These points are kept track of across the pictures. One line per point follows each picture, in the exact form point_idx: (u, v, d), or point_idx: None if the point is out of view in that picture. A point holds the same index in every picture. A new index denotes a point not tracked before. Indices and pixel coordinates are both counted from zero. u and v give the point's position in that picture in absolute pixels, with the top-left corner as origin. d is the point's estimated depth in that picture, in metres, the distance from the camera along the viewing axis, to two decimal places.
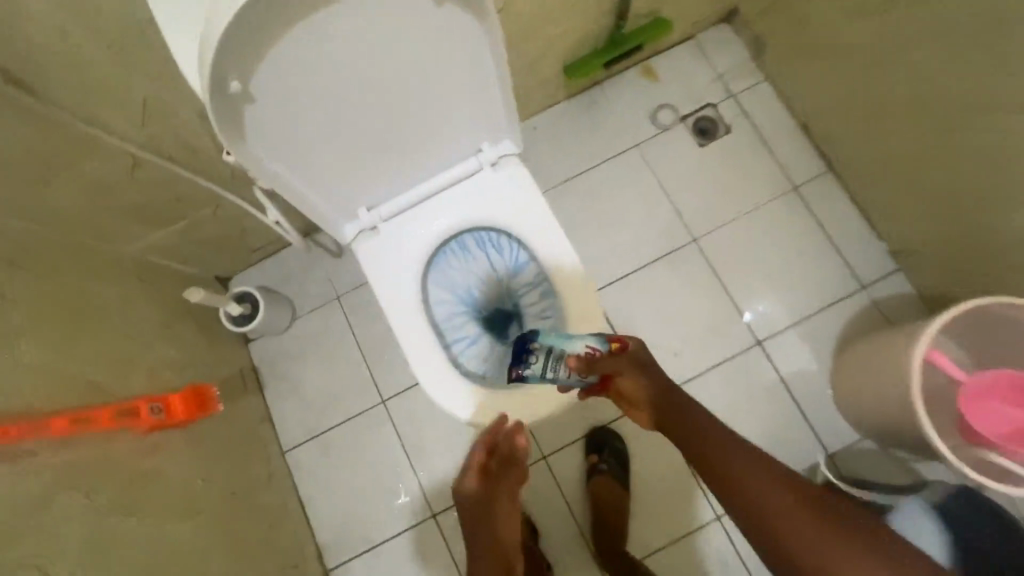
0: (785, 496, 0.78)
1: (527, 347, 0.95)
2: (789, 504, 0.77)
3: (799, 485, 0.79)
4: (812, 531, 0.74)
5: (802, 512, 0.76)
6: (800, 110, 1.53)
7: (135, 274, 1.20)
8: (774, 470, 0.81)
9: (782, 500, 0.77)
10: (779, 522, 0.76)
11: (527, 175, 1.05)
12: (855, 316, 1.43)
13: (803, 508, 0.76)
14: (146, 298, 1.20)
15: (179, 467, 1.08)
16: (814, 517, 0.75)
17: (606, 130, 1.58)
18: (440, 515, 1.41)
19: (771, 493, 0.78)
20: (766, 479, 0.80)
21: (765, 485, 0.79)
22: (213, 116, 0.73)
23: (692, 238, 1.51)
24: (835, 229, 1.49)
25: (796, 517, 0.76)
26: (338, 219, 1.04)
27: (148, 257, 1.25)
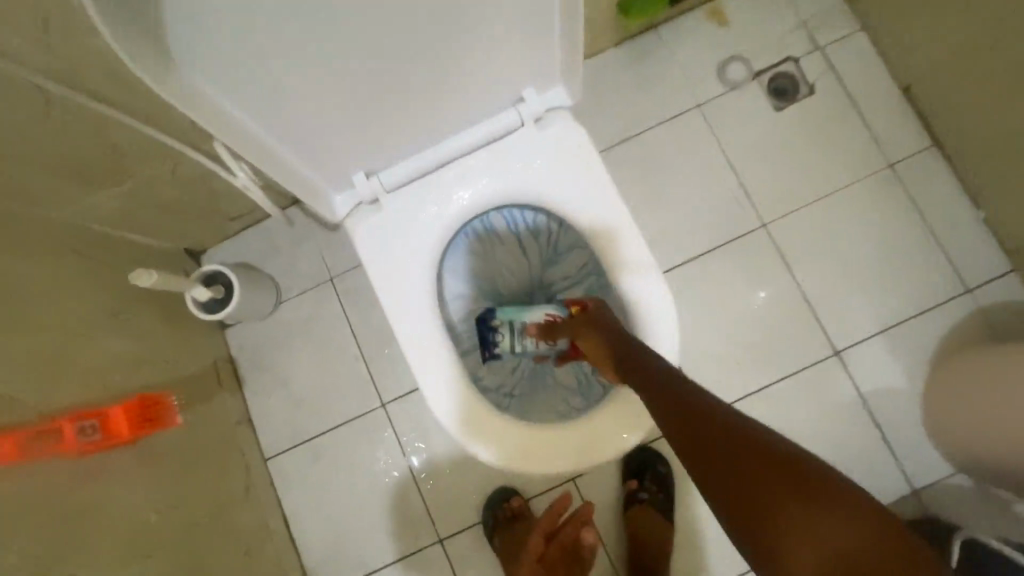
0: (760, 488, 0.54)
1: (489, 324, 0.86)
2: (766, 499, 0.53)
3: (790, 468, 0.54)
4: (797, 544, 0.51)
5: (785, 512, 0.52)
6: (903, 68, 1.24)
7: (69, 248, 0.94)
8: (756, 447, 0.56)
9: (758, 493, 0.54)
10: (753, 522, 0.53)
11: (585, 137, 0.77)
12: (955, 325, 1.18)
13: (787, 506, 0.52)
14: (86, 280, 0.95)
15: (119, 498, 0.85)
16: (801, 524, 0.51)
17: (662, 86, 1.30)
18: (447, 540, 1.20)
19: (745, 480, 0.55)
20: (735, 463, 0.56)
21: (737, 471, 0.56)
22: (108, 16, 0.45)
23: (762, 223, 1.25)
24: (937, 218, 1.22)
25: (777, 519, 0.52)
26: (325, 186, 0.77)
27: (90, 226, 0.99)
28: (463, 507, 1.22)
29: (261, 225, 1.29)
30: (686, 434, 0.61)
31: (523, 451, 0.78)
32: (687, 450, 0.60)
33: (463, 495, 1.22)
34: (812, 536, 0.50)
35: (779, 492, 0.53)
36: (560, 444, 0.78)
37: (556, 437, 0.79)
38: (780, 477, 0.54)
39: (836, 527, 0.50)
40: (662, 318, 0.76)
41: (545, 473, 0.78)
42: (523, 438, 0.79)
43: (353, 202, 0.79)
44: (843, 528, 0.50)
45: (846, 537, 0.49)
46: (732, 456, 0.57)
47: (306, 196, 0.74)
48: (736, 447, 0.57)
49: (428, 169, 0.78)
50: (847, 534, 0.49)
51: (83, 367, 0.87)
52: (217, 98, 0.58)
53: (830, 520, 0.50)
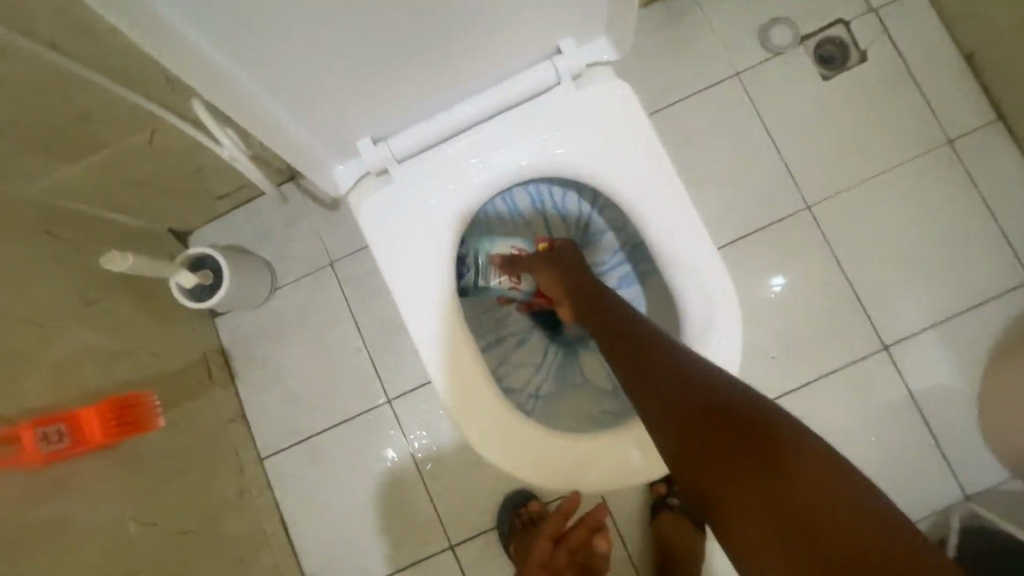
0: (704, 428, 0.51)
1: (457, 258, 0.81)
2: (708, 438, 0.50)
3: (735, 408, 0.51)
4: (737, 482, 0.47)
5: (726, 449, 0.49)
6: (967, 32, 1.11)
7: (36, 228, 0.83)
8: (706, 389, 0.54)
9: (702, 432, 0.51)
10: (695, 462, 0.50)
11: (632, 96, 0.65)
12: (1017, 318, 1.08)
13: (728, 444, 0.49)
14: (53, 265, 0.83)
15: (93, 512, 0.75)
16: (741, 460, 0.48)
17: (697, 52, 1.17)
18: (458, 547, 1.11)
19: (689, 422, 0.52)
20: (682, 405, 0.53)
21: (682, 413, 0.53)
22: None
23: (806, 205, 1.13)
24: (1000, 200, 1.11)
25: (718, 457, 0.49)
26: (325, 154, 0.65)
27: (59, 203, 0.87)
28: (475, 512, 1.12)
29: (254, 204, 1.18)
30: (634, 376, 0.58)
31: (551, 463, 0.67)
32: (634, 392, 0.58)
33: (475, 499, 1.12)
34: (749, 472, 0.47)
35: (721, 431, 0.50)
36: (579, 456, 0.68)
37: (591, 446, 0.68)
38: (724, 417, 0.51)
39: (776, 461, 0.47)
40: (715, 306, 0.65)
41: (578, 488, 0.68)
42: (552, 448, 0.68)
43: (359, 172, 0.68)
44: (783, 464, 0.46)
45: (784, 472, 0.46)
46: (678, 398, 0.54)
47: (303, 164, 0.62)
48: (683, 388, 0.54)
49: (447, 134, 0.67)
50: (785, 469, 0.46)
51: (50, 363, 0.76)
52: (190, 36, 0.46)
53: (769, 455, 0.47)
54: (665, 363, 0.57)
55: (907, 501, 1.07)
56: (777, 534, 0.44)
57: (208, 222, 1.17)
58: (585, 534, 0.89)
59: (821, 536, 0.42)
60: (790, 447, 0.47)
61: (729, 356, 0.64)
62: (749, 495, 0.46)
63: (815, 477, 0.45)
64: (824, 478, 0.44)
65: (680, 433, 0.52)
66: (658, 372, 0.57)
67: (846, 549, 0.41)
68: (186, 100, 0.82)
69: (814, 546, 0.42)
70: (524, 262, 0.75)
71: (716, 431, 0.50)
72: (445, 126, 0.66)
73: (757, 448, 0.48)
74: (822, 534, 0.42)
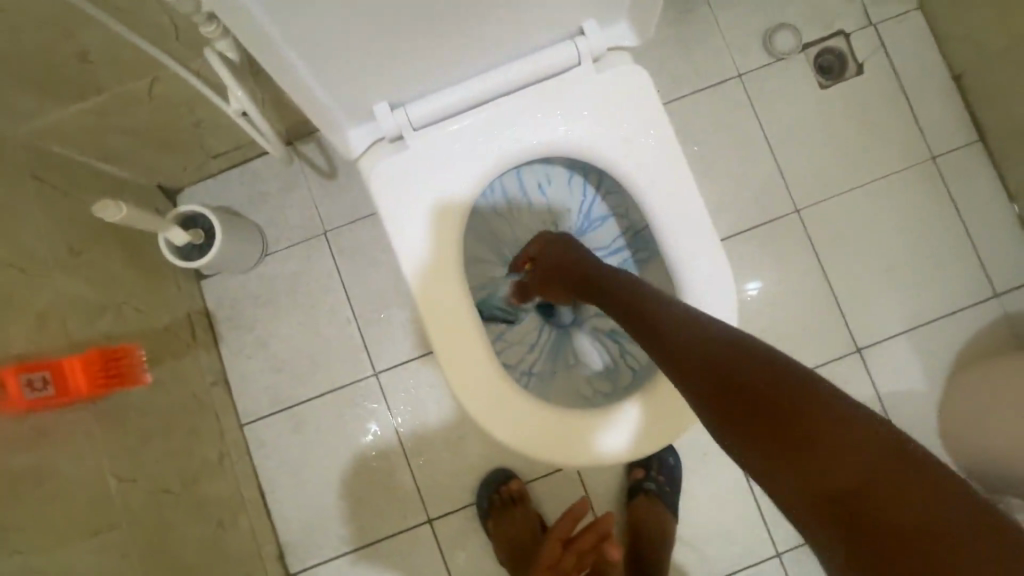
0: (734, 402, 0.48)
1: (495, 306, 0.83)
2: (740, 414, 0.47)
3: (769, 380, 0.47)
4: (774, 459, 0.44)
5: (760, 426, 0.46)
6: (958, 54, 1.16)
7: (24, 171, 0.79)
8: (745, 359, 0.49)
9: (732, 409, 0.48)
10: (734, 441, 0.48)
11: (647, 81, 0.67)
12: (980, 329, 1.14)
13: (763, 421, 0.46)
14: (41, 210, 0.80)
15: (73, 465, 0.74)
16: (776, 437, 0.44)
17: (705, 50, 1.19)
18: (437, 520, 1.13)
19: (720, 398, 0.49)
20: (712, 379, 0.50)
21: (711, 391, 0.50)
22: None
23: (796, 208, 1.17)
24: (974, 218, 1.16)
25: (750, 433, 0.46)
26: (341, 117, 0.65)
27: (49, 146, 0.84)
28: (455, 487, 1.13)
29: (250, 166, 1.15)
30: (662, 355, 0.55)
31: (549, 436, 0.69)
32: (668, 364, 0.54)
33: (456, 475, 1.13)
34: (785, 448, 0.44)
35: (755, 405, 0.47)
36: (574, 429, 0.70)
37: (594, 419, 0.70)
38: (761, 391, 0.47)
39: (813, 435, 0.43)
40: (718, 291, 0.67)
41: (576, 462, 0.69)
42: (552, 421, 0.69)
43: (374, 138, 0.68)
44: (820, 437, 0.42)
45: (821, 448, 0.42)
46: (706, 374, 0.51)
47: (320, 124, 0.62)
48: (711, 364, 0.51)
49: (467, 105, 0.67)
50: (823, 443, 0.42)
51: (34, 311, 0.73)
52: None
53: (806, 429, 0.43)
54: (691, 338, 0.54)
55: None
56: (816, 512, 0.41)
57: (200, 181, 1.14)
58: (595, 542, 0.89)
59: (863, 515, 0.38)
60: (828, 418, 0.43)
61: None
62: (792, 467, 0.43)
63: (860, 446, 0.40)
64: (867, 453, 0.40)
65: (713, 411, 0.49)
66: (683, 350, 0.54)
67: (887, 528, 0.37)
68: (192, 51, 0.79)
69: (854, 527, 0.38)
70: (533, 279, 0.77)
71: (749, 407, 0.47)
72: (465, 97, 0.66)
73: (794, 423, 0.44)
74: (861, 512, 0.38)
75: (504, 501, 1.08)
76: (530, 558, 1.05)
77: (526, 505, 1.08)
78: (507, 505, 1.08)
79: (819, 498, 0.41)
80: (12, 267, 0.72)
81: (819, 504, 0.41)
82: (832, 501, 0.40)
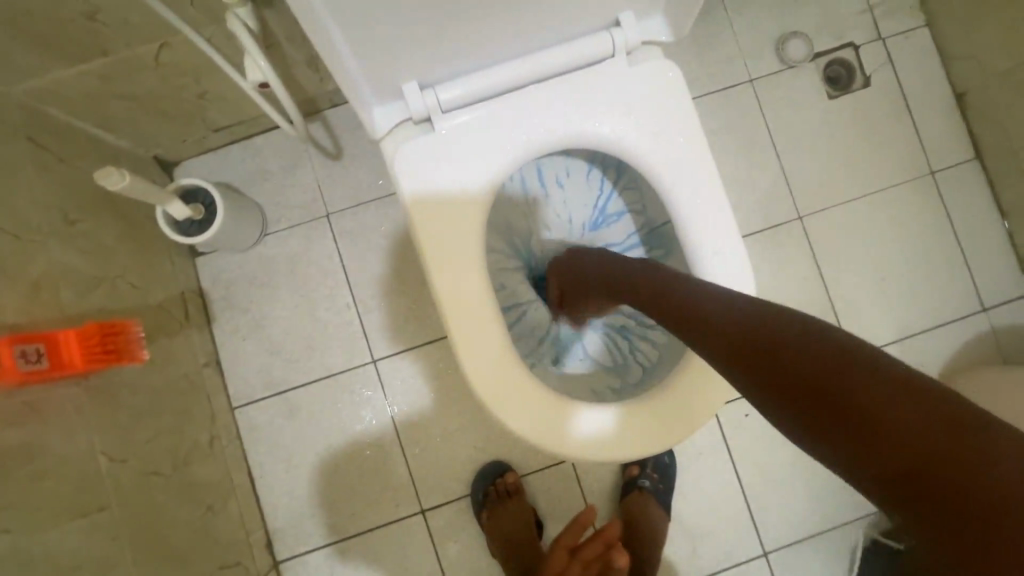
0: (785, 385, 0.46)
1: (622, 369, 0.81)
2: (796, 397, 0.45)
3: (820, 360, 0.44)
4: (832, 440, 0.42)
5: (818, 408, 0.43)
6: (961, 72, 1.19)
7: (18, 132, 0.75)
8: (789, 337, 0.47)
9: (783, 392, 0.46)
10: (789, 419, 0.46)
11: (676, 77, 0.66)
12: (967, 342, 1.18)
13: (818, 402, 0.43)
14: (37, 175, 0.77)
15: (61, 442, 0.70)
16: (835, 420, 0.42)
17: (717, 54, 1.20)
18: (431, 512, 1.11)
19: (769, 380, 0.47)
20: (763, 361, 0.48)
21: (760, 377, 0.48)
22: None
23: (798, 215, 1.19)
24: (967, 235, 1.20)
25: (804, 415, 0.44)
26: (368, 95, 0.63)
27: (45, 109, 0.80)
28: (449, 478, 1.12)
29: (252, 143, 1.12)
30: (705, 342, 0.54)
31: (561, 432, 0.68)
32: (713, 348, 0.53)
33: (451, 467, 1.12)
34: (848, 428, 0.41)
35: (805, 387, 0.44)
36: (579, 425, 0.69)
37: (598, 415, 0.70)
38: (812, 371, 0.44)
39: (872, 414, 0.40)
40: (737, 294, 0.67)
41: (586, 458, 0.69)
42: (566, 415, 0.69)
43: (400, 118, 0.66)
44: (880, 416, 0.40)
45: (886, 428, 0.39)
46: (752, 360, 0.49)
47: (349, 100, 0.60)
48: (758, 349, 0.49)
49: (495, 92, 0.66)
50: (884, 422, 0.39)
51: (27, 280, 0.70)
52: None
53: (863, 408, 0.41)
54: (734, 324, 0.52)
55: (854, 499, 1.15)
56: (886, 494, 0.39)
57: (198, 155, 1.11)
58: (601, 548, 0.89)
59: (932, 492, 0.37)
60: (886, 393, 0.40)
61: None
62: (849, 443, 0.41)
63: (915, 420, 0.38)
64: (922, 423, 0.38)
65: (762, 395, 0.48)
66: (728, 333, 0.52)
67: (962, 510, 0.35)
68: (207, 18, 0.76)
69: (923, 504, 0.37)
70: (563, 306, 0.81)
71: (802, 390, 0.45)
72: (496, 83, 0.65)
73: (850, 402, 0.41)
74: (932, 486, 0.37)
75: (500, 494, 1.08)
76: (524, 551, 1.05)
77: (522, 498, 1.08)
78: (502, 497, 1.08)
79: (886, 478, 0.39)
80: (5, 232, 0.68)
81: (886, 482, 0.39)
82: (898, 480, 0.38)
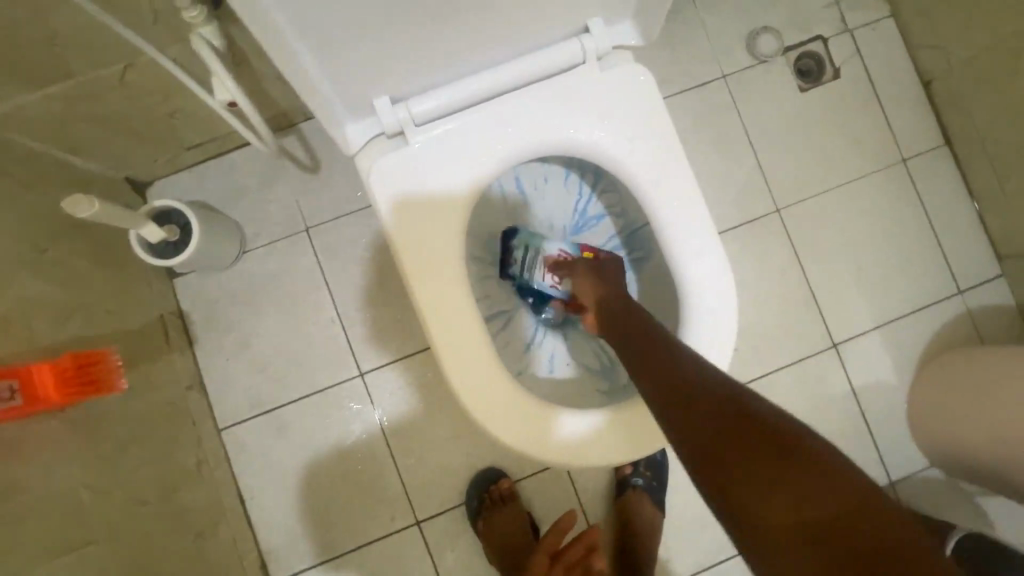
0: (736, 449, 0.51)
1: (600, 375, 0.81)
2: (739, 445, 0.51)
3: (778, 425, 0.52)
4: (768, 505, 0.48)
5: (762, 458, 0.50)
6: (927, 60, 1.21)
7: None
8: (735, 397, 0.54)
9: (734, 450, 0.51)
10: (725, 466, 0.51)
11: (649, 80, 0.67)
12: (944, 325, 1.20)
13: (767, 472, 0.49)
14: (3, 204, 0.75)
15: (42, 478, 0.68)
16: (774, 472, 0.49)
17: (689, 51, 1.20)
18: (426, 523, 1.11)
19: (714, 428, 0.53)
20: (714, 408, 0.54)
21: (716, 431, 0.52)
22: None
23: (776, 208, 1.20)
24: (940, 219, 1.22)
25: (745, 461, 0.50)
26: (341, 112, 0.63)
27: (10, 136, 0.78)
28: (443, 488, 1.12)
29: (226, 160, 1.10)
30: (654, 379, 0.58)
31: (546, 436, 0.68)
32: (661, 387, 0.57)
33: (445, 476, 1.12)
34: (784, 477, 0.49)
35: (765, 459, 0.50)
36: (568, 432, 0.69)
37: (584, 422, 0.70)
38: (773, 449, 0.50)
39: (806, 469, 0.48)
40: (718, 295, 0.68)
41: (570, 465, 0.69)
42: (551, 422, 0.69)
43: (373, 132, 0.66)
44: (814, 472, 0.48)
45: (820, 484, 0.48)
46: (713, 418, 0.53)
47: (320, 118, 0.60)
48: (723, 411, 0.53)
49: (468, 102, 0.65)
50: (818, 478, 0.48)
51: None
52: None
53: (800, 464, 0.49)
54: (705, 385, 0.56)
55: None
56: (803, 541, 0.46)
57: (172, 175, 1.09)
58: (582, 551, 0.92)
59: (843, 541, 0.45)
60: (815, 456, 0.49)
61: (723, 348, 0.67)
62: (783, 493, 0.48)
63: (836, 483, 0.47)
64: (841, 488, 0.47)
65: (720, 443, 0.52)
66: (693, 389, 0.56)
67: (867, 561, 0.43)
68: (172, 36, 0.75)
69: (834, 552, 0.45)
70: (570, 266, 0.75)
71: (750, 440, 0.51)
72: (468, 93, 0.65)
73: (788, 457, 0.49)
74: (845, 537, 0.45)
75: (494, 500, 1.08)
76: (521, 555, 1.05)
77: (518, 502, 1.08)
78: (497, 502, 1.08)
79: (808, 526, 0.46)
80: None
81: (807, 531, 0.46)
82: (816, 529, 0.46)
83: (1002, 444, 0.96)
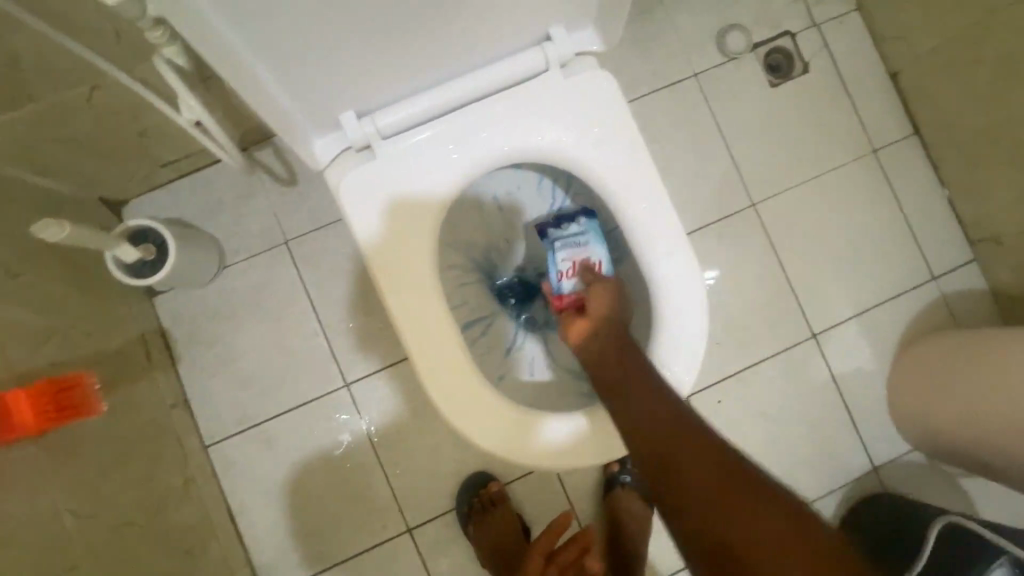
0: (724, 503, 0.52)
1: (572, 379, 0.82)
2: (726, 501, 0.52)
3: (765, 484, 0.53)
4: (750, 554, 0.50)
5: (748, 516, 0.51)
6: (893, 51, 1.24)
7: None
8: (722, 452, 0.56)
9: (721, 506, 0.52)
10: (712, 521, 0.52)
11: (612, 84, 0.68)
12: (920, 311, 1.23)
13: (756, 528, 0.50)
14: None
15: (23, 505, 0.68)
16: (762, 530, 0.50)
17: (661, 51, 1.22)
18: (418, 529, 1.11)
19: (701, 483, 0.54)
20: (701, 461, 0.55)
21: (704, 484, 0.54)
22: None
23: (752, 202, 1.22)
24: (912, 207, 1.25)
25: (733, 518, 0.51)
26: (307, 127, 0.63)
27: None
28: (433, 494, 1.12)
29: (202, 175, 1.10)
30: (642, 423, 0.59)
31: (526, 435, 0.69)
32: (649, 433, 0.58)
33: (434, 482, 1.12)
34: (772, 537, 0.50)
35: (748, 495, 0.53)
36: (546, 435, 0.70)
37: (561, 422, 0.70)
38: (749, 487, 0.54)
39: (793, 530, 0.50)
40: (688, 292, 0.69)
41: (549, 468, 0.70)
42: (531, 424, 0.69)
43: (341, 147, 0.67)
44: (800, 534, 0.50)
45: (807, 544, 0.49)
46: (698, 464, 0.55)
47: (286, 134, 0.61)
48: (711, 463, 0.55)
49: (434, 113, 0.66)
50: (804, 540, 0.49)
51: None
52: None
53: (786, 523, 0.50)
54: (695, 435, 0.57)
55: (828, 472, 1.19)
56: None
57: (147, 193, 1.08)
58: (577, 554, 0.92)
59: None
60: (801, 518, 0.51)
61: (696, 345, 0.69)
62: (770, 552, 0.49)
63: (821, 545, 0.49)
64: (826, 548, 0.49)
65: (707, 498, 0.53)
66: (678, 433, 0.57)
67: None
68: (138, 56, 0.75)
69: None
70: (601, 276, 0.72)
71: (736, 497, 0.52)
72: (434, 104, 0.65)
73: (775, 516, 0.51)
74: None
75: (484, 504, 1.08)
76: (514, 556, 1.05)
77: (508, 504, 1.09)
78: (487, 505, 1.08)
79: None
80: None
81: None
82: None
83: (977, 425, 0.99)
